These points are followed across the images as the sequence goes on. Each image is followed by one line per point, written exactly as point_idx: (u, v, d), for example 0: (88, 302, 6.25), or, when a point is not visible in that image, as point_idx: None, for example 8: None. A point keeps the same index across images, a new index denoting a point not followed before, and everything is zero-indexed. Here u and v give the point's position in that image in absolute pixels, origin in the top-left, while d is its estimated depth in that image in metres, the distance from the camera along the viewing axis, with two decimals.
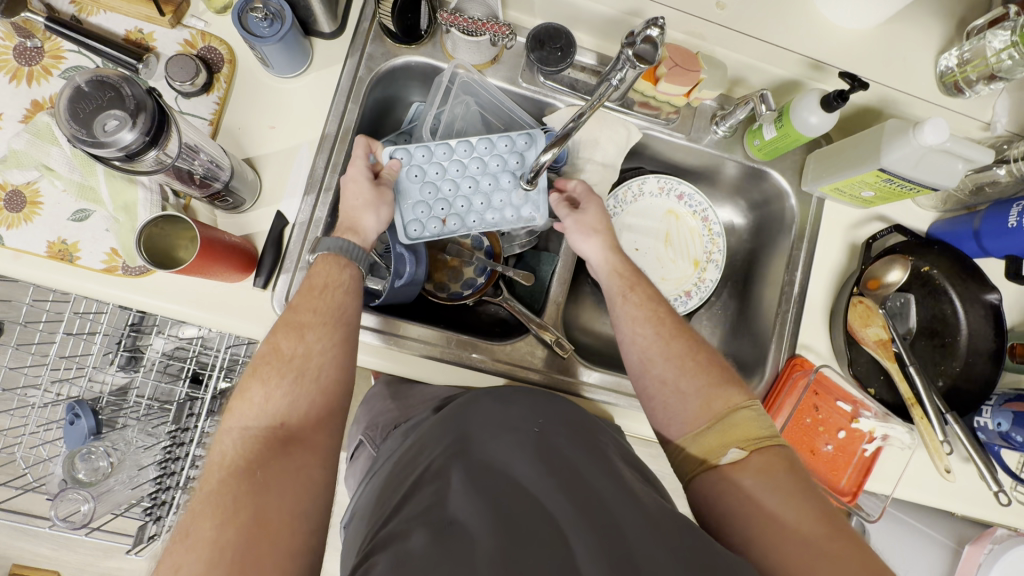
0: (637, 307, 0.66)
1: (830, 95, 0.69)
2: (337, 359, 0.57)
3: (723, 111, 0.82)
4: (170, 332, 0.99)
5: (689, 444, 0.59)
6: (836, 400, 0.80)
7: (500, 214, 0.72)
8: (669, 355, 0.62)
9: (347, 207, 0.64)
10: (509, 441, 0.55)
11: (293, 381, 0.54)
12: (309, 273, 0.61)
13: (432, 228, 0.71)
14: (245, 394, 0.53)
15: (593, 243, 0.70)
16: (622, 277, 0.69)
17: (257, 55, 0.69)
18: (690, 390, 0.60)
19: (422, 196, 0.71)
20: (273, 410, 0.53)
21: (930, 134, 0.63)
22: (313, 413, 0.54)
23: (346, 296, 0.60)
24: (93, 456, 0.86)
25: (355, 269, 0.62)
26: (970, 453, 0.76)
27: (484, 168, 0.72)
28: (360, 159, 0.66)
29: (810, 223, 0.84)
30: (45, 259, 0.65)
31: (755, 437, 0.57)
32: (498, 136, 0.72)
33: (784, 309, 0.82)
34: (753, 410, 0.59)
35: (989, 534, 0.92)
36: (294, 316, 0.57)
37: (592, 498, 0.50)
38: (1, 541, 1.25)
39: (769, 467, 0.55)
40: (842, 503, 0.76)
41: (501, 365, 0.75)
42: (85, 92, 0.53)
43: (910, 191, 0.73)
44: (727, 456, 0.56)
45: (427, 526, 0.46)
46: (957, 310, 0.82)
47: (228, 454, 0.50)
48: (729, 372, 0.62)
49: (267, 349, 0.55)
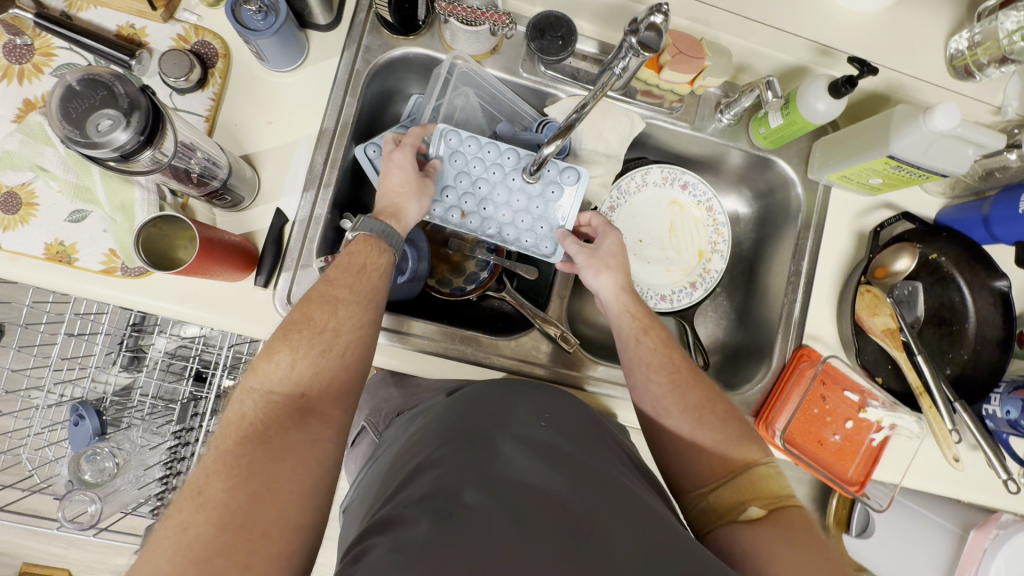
0: (651, 352, 0.64)
1: (839, 81, 0.67)
2: (365, 340, 0.56)
3: (728, 98, 0.80)
4: (172, 331, 0.98)
5: (706, 495, 0.58)
6: (843, 389, 0.79)
7: (518, 236, 0.73)
8: (686, 407, 0.61)
9: (388, 191, 0.64)
10: (522, 436, 0.54)
11: (320, 353, 0.53)
12: (348, 249, 0.60)
13: (455, 217, 0.72)
14: (271, 358, 0.52)
15: (605, 279, 0.68)
16: (635, 317, 0.67)
17: (251, 49, 0.68)
18: (708, 444, 0.59)
19: (456, 184, 0.72)
20: (297, 378, 0.52)
21: (940, 120, 0.62)
22: (337, 389, 0.53)
23: (381, 280, 0.59)
24: (98, 458, 0.85)
25: (391, 255, 0.61)
26: (979, 442, 0.75)
27: (522, 186, 0.72)
28: (409, 146, 0.66)
29: (817, 212, 0.83)
30: (43, 261, 0.64)
31: (774, 496, 0.56)
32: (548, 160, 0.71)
33: (791, 299, 0.81)
34: (772, 467, 0.58)
35: (994, 518, 0.89)
36: (326, 288, 0.56)
37: (597, 498, 0.48)
38: (13, 540, 1.26)
39: (788, 525, 0.53)
40: (849, 492, 0.76)
41: (506, 360, 0.74)
42: (75, 91, 0.51)
43: (919, 178, 0.71)
44: (745, 513, 0.55)
45: (426, 509, 0.46)
46: (965, 298, 0.82)
47: (247, 416, 0.49)
48: (750, 430, 0.61)
49: (297, 317, 0.54)
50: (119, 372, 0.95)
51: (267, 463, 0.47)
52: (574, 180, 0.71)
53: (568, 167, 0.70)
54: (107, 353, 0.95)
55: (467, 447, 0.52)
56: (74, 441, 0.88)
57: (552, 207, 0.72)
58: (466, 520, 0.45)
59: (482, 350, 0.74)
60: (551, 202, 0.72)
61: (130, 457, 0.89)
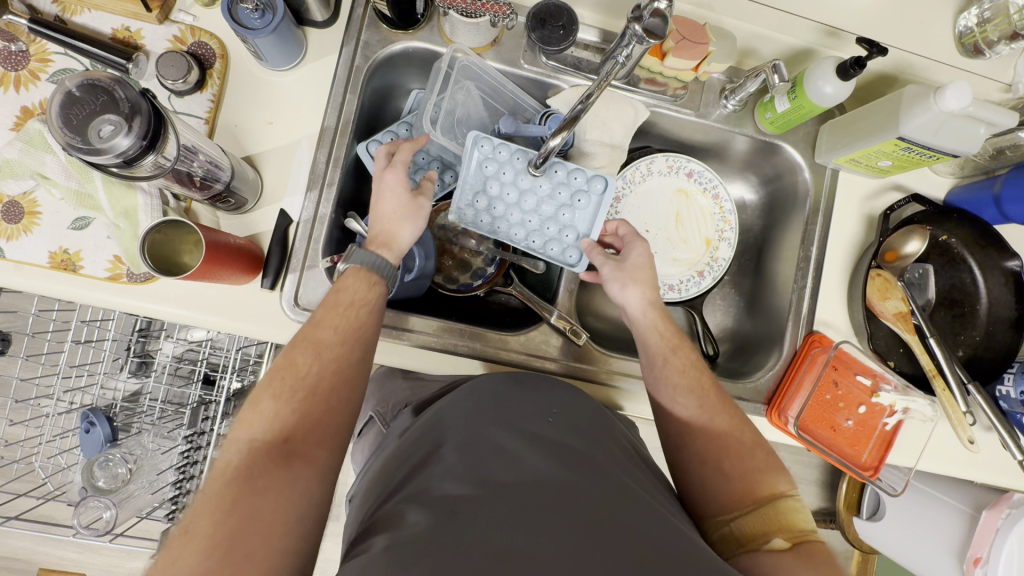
0: (680, 373, 0.64)
1: (847, 62, 0.66)
2: (352, 380, 0.55)
3: (733, 84, 0.79)
4: (179, 336, 0.98)
5: (726, 523, 0.57)
6: (855, 374, 0.79)
7: (544, 245, 0.73)
8: (713, 435, 0.60)
9: (381, 218, 0.63)
10: (529, 431, 0.54)
11: (304, 398, 0.52)
12: (337, 284, 0.59)
13: (485, 223, 0.73)
14: (254, 407, 0.51)
15: (632, 292, 0.68)
16: (664, 337, 0.66)
17: (249, 48, 0.67)
18: (733, 472, 0.58)
19: (485, 190, 0.71)
20: (281, 424, 0.50)
21: (952, 100, 0.61)
22: (323, 430, 0.52)
23: (369, 317, 0.58)
24: (111, 463, 0.84)
25: (382, 288, 0.61)
26: (993, 423, 0.75)
27: (551, 194, 0.72)
28: (402, 165, 0.64)
29: (825, 196, 0.82)
30: (48, 270, 0.64)
31: (799, 530, 0.54)
32: (578, 169, 0.71)
33: (800, 286, 0.81)
34: (797, 501, 0.57)
35: (1006, 499, 0.88)
36: (312, 331, 0.55)
37: (602, 496, 0.48)
38: (28, 546, 1.27)
39: (812, 558, 0.52)
40: (864, 477, 0.76)
41: (515, 355, 0.74)
42: (75, 97, 0.51)
43: (929, 159, 0.70)
44: (769, 543, 0.53)
45: (424, 504, 0.46)
46: (976, 279, 0.81)
47: (233, 459, 0.48)
48: (774, 459, 0.60)
49: (283, 363, 0.53)
50: (127, 378, 0.95)
51: (250, 508, 0.45)
52: (603, 189, 0.71)
53: (597, 176, 0.70)
54: (115, 359, 0.95)
55: (467, 449, 0.51)
56: (86, 448, 0.88)
57: (579, 216, 0.72)
58: (465, 516, 0.44)
59: (492, 345, 0.73)
60: (578, 211, 0.72)
61: (143, 462, 0.88)
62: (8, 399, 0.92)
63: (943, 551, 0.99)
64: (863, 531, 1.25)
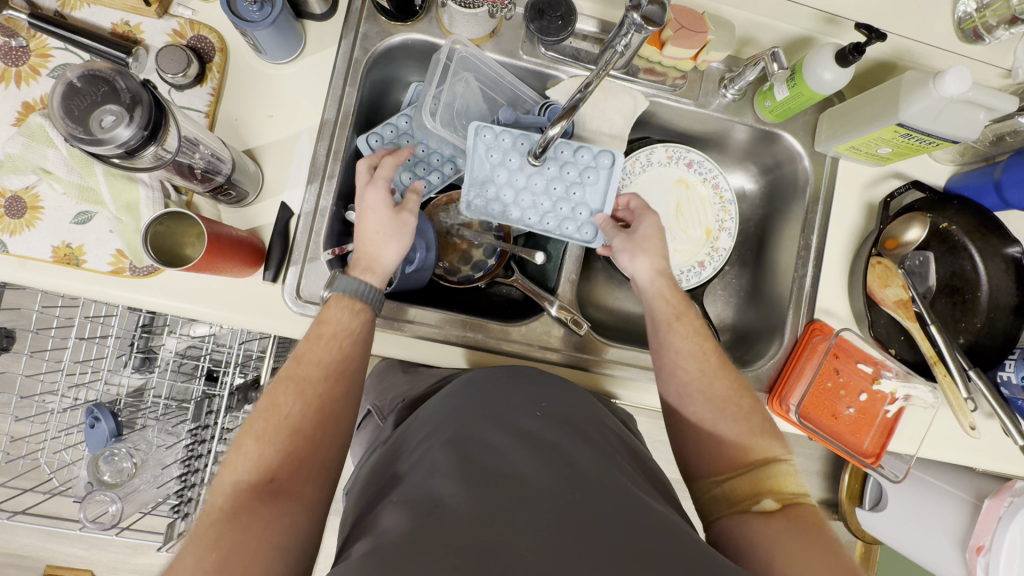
0: (682, 338, 0.65)
1: (846, 48, 0.66)
2: (337, 415, 0.55)
3: (732, 72, 0.79)
4: (182, 332, 0.99)
5: (718, 485, 0.60)
6: (856, 362, 0.79)
7: (558, 226, 0.73)
8: (711, 396, 0.63)
9: (363, 239, 0.62)
10: (517, 428, 0.54)
11: (288, 436, 0.52)
12: (320, 316, 0.59)
13: (497, 210, 0.73)
14: (239, 450, 0.52)
15: (641, 262, 0.68)
16: (670, 304, 0.67)
17: (248, 41, 0.67)
18: (728, 434, 0.61)
19: (493, 176, 0.72)
20: (266, 464, 0.51)
21: (952, 85, 0.61)
22: (308, 468, 0.52)
23: (353, 348, 0.58)
24: (116, 458, 0.86)
25: (367, 316, 0.60)
26: (994, 408, 0.75)
27: (559, 175, 0.72)
28: (382, 181, 0.64)
29: (825, 185, 0.82)
30: (51, 264, 0.64)
31: (788, 492, 0.58)
32: (582, 146, 0.72)
33: (801, 274, 0.81)
34: (789, 464, 0.60)
35: (1009, 487, 0.88)
36: (295, 368, 0.56)
37: (587, 489, 0.47)
38: (35, 543, 1.28)
39: (799, 518, 0.55)
40: (865, 464, 0.76)
41: (516, 345, 0.74)
42: (77, 88, 0.51)
43: (930, 146, 0.70)
44: (758, 505, 0.57)
45: (408, 506, 0.46)
46: (977, 266, 0.81)
47: (219, 501, 0.49)
48: (771, 425, 0.63)
49: (266, 404, 0.54)
50: (131, 374, 0.95)
51: (235, 546, 0.45)
52: (610, 162, 0.71)
53: (602, 150, 0.71)
54: (119, 355, 0.96)
55: (454, 446, 0.51)
56: (91, 444, 0.89)
57: (589, 192, 0.73)
58: (446, 512, 0.44)
59: (493, 336, 0.74)
60: (589, 187, 0.72)
61: (148, 456, 0.89)
62: (13, 395, 0.93)
63: (946, 539, 0.99)
64: (866, 521, 1.25)
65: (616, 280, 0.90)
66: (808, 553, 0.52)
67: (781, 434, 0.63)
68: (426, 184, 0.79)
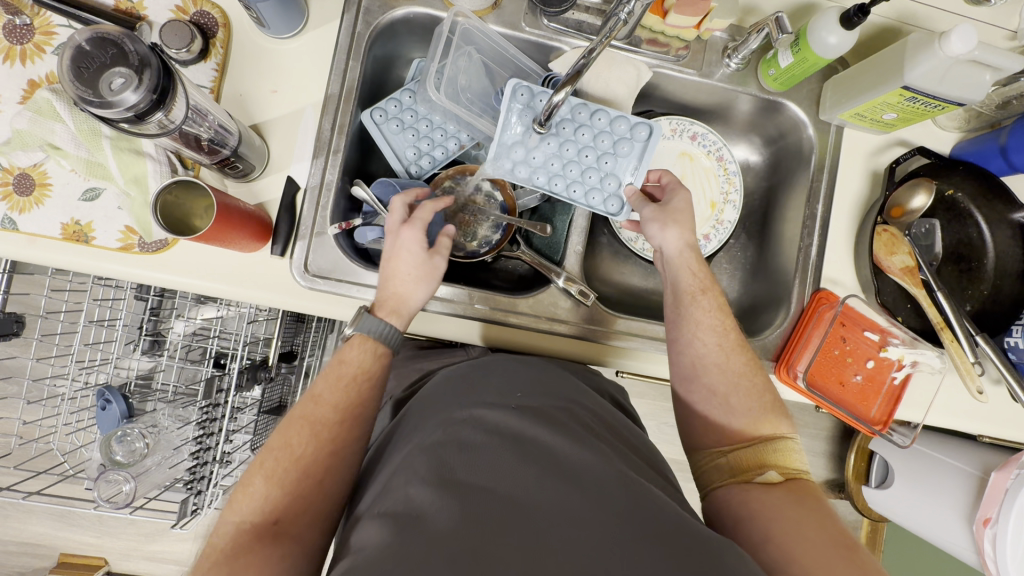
0: (706, 312, 0.65)
1: (850, 10, 0.66)
2: (347, 457, 0.55)
3: (735, 42, 0.79)
4: (190, 314, 0.99)
5: (725, 454, 0.61)
6: (863, 330, 0.79)
7: (585, 194, 0.73)
8: (726, 370, 0.63)
9: (394, 278, 0.62)
10: (495, 427, 0.54)
11: (297, 476, 0.52)
12: (339, 354, 0.60)
13: (523, 172, 0.73)
14: (246, 488, 0.52)
15: (671, 234, 0.67)
16: (697, 277, 0.67)
17: (251, 15, 0.67)
18: (740, 407, 0.62)
19: (523, 138, 0.73)
20: (272, 504, 0.51)
21: (957, 43, 0.61)
22: (312, 510, 0.52)
23: (370, 390, 0.59)
24: (129, 438, 0.85)
25: (387, 357, 0.61)
26: (1003, 374, 0.75)
27: (592, 144, 0.74)
28: (420, 223, 0.64)
29: (830, 153, 0.81)
30: (61, 241, 0.65)
31: (792, 467, 0.58)
32: (620, 114, 0.73)
33: (806, 245, 0.81)
34: (794, 443, 0.61)
35: (1016, 459, 0.87)
36: (312, 409, 0.56)
37: (563, 487, 0.48)
38: (48, 531, 1.30)
39: (799, 492, 0.56)
40: (873, 431, 0.76)
41: (525, 318, 0.75)
42: (85, 52, 0.50)
43: (936, 110, 0.70)
44: (762, 476, 0.57)
45: (386, 517, 0.47)
46: (983, 233, 0.81)
47: (222, 544, 0.49)
48: (780, 404, 0.63)
49: (279, 442, 0.54)
50: (141, 357, 0.96)
51: None
52: (648, 134, 0.72)
53: (641, 121, 0.72)
54: (128, 339, 0.96)
55: (434, 448, 0.51)
56: (103, 425, 0.90)
57: (621, 164, 0.74)
58: (421, 524, 0.45)
59: (501, 308, 0.74)
60: (620, 158, 0.73)
61: (160, 437, 0.89)
62: (24, 380, 0.93)
63: (953, 513, 0.98)
64: (871, 499, 1.26)
65: (621, 255, 0.90)
66: (807, 521, 0.52)
67: (790, 415, 0.63)
68: (431, 159, 0.80)
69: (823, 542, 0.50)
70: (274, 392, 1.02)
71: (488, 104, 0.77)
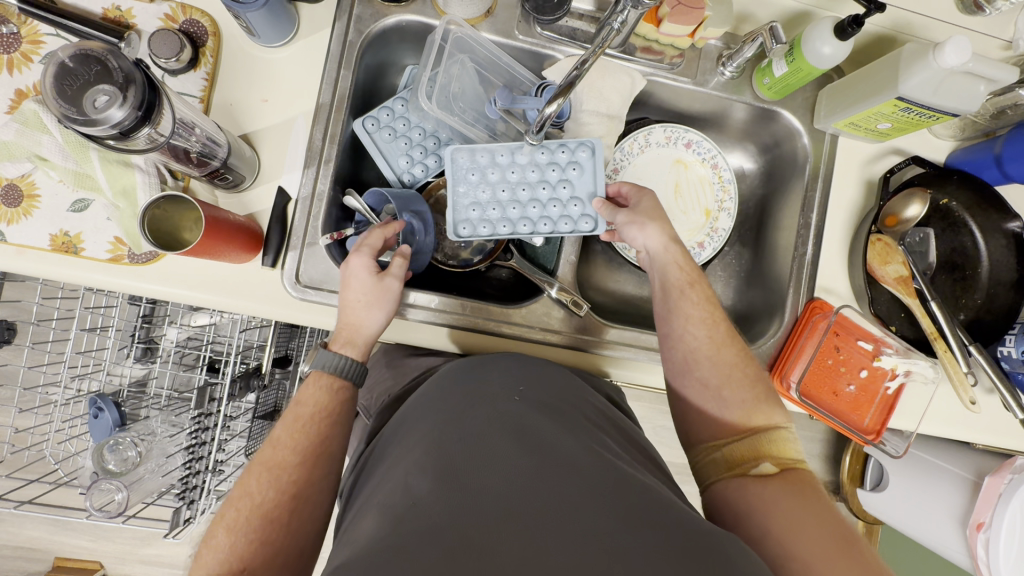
0: (695, 305, 0.65)
1: (845, 21, 0.66)
2: (312, 499, 0.55)
3: (729, 50, 0.79)
4: (183, 321, 0.99)
5: (720, 447, 0.60)
6: (857, 340, 0.79)
7: (555, 226, 0.74)
8: (718, 362, 0.63)
9: (348, 307, 0.63)
10: (495, 417, 0.54)
11: (260, 524, 0.51)
12: (297, 398, 0.59)
13: (487, 228, 0.73)
14: (210, 542, 0.51)
15: (652, 232, 0.67)
16: (684, 271, 0.67)
17: (241, 24, 0.67)
18: (733, 400, 0.62)
19: (477, 196, 0.73)
20: (238, 554, 0.50)
21: (951, 55, 0.60)
22: (282, 555, 0.51)
23: (331, 427, 0.59)
24: (121, 447, 0.85)
25: (349, 389, 0.62)
26: (994, 383, 0.74)
27: (543, 178, 0.74)
28: (367, 249, 0.63)
29: (824, 162, 0.81)
30: (49, 252, 0.64)
31: (787, 457, 0.58)
32: (557, 143, 0.73)
33: (800, 254, 0.80)
34: (789, 433, 0.61)
35: (1010, 464, 0.87)
36: (271, 454, 0.55)
37: (560, 478, 0.48)
38: (43, 535, 1.29)
39: (796, 482, 0.55)
40: (865, 441, 0.77)
41: (517, 328, 0.74)
42: (69, 69, 0.50)
43: (930, 120, 0.70)
44: (757, 468, 0.57)
45: (385, 508, 0.47)
46: (978, 242, 0.80)
47: None
48: (774, 394, 0.63)
49: (239, 493, 0.53)
50: (133, 364, 0.96)
51: None
52: (590, 153, 0.74)
53: (578, 142, 0.73)
54: (121, 346, 0.96)
55: (434, 439, 0.51)
56: (95, 434, 0.90)
57: (577, 185, 0.74)
58: (419, 515, 0.45)
59: (493, 318, 0.74)
60: (573, 182, 0.74)
61: (153, 445, 0.88)
62: (16, 387, 0.93)
63: (946, 517, 0.98)
64: (867, 501, 1.26)
65: (616, 262, 0.90)
66: (805, 513, 0.52)
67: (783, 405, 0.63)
68: (424, 167, 0.79)
69: (820, 536, 0.50)
70: (267, 398, 1.01)
71: (480, 112, 0.76)
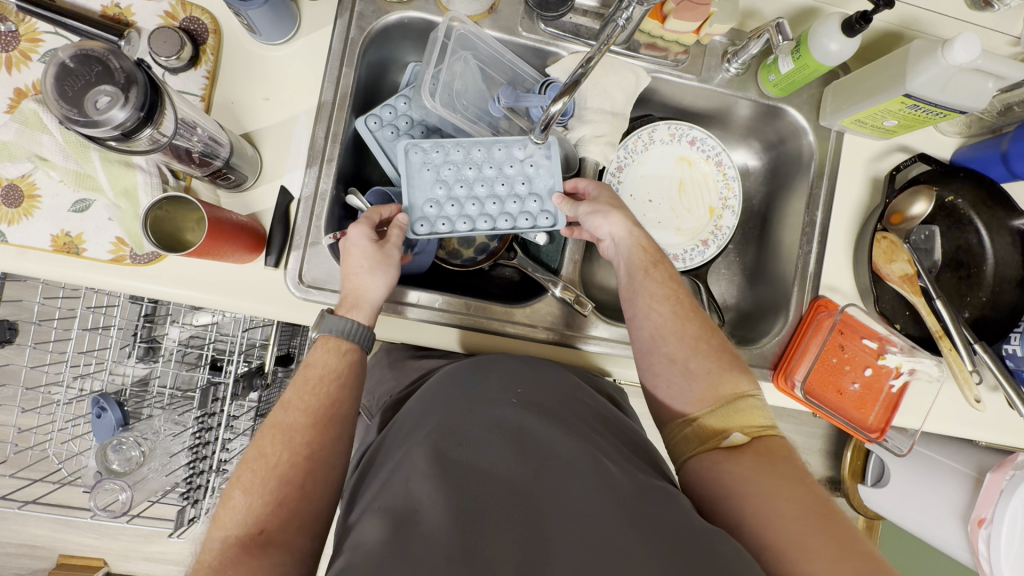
0: (658, 283, 0.66)
1: (852, 18, 0.65)
2: (327, 460, 0.54)
3: (734, 46, 0.78)
4: (184, 320, 0.99)
5: (690, 423, 0.59)
6: (862, 338, 0.78)
7: (516, 222, 0.72)
8: (683, 336, 0.63)
9: (349, 275, 0.62)
10: (494, 420, 0.53)
11: (275, 486, 0.51)
12: (306, 361, 0.59)
13: (444, 225, 0.70)
14: (227, 504, 0.52)
15: (615, 219, 0.68)
16: (645, 252, 0.68)
17: (242, 21, 0.66)
18: (699, 371, 0.61)
19: (433, 193, 0.71)
20: (255, 517, 0.50)
21: (960, 52, 0.60)
22: (299, 516, 0.51)
23: (341, 388, 0.58)
24: (125, 446, 0.84)
25: (358, 351, 0.61)
26: (999, 381, 0.74)
27: (500, 174, 0.72)
28: (364, 220, 0.64)
29: (830, 159, 0.81)
30: (51, 253, 0.63)
31: (757, 425, 0.57)
32: (513, 139, 0.72)
33: (805, 252, 0.80)
34: (757, 400, 0.60)
35: (1011, 460, 0.87)
36: (283, 417, 0.55)
37: (562, 480, 0.48)
38: (46, 533, 1.29)
39: (766, 453, 0.55)
40: (869, 439, 0.76)
41: (520, 327, 0.74)
42: (70, 69, 0.49)
43: (936, 117, 0.69)
44: (729, 439, 0.57)
45: (384, 512, 0.47)
46: (983, 240, 0.80)
47: (208, 562, 0.48)
48: (740, 361, 0.62)
49: (254, 455, 0.53)
50: (135, 363, 0.96)
51: None
52: (546, 152, 0.72)
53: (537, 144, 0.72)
54: (123, 345, 0.96)
55: (432, 439, 0.51)
56: (99, 432, 0.89)
57: (535, 182, 0.73)
58: (418, 521, 0.45)
59: (497, 318, 0.73)
60: (532, 178, 0.73)
61: (157, 444, 0.88)
62: (18, 387, 0.93)
63: (948, 514, 0.98)
64: (868, 497, 1.26)
65: None
66: (778, 487, 0.52)
67: (751, 373, 0.62)
68: None
69: (796, 513, 0.50)
70: (269, 396, 1.01)
71: (484, 110, 0.75)
